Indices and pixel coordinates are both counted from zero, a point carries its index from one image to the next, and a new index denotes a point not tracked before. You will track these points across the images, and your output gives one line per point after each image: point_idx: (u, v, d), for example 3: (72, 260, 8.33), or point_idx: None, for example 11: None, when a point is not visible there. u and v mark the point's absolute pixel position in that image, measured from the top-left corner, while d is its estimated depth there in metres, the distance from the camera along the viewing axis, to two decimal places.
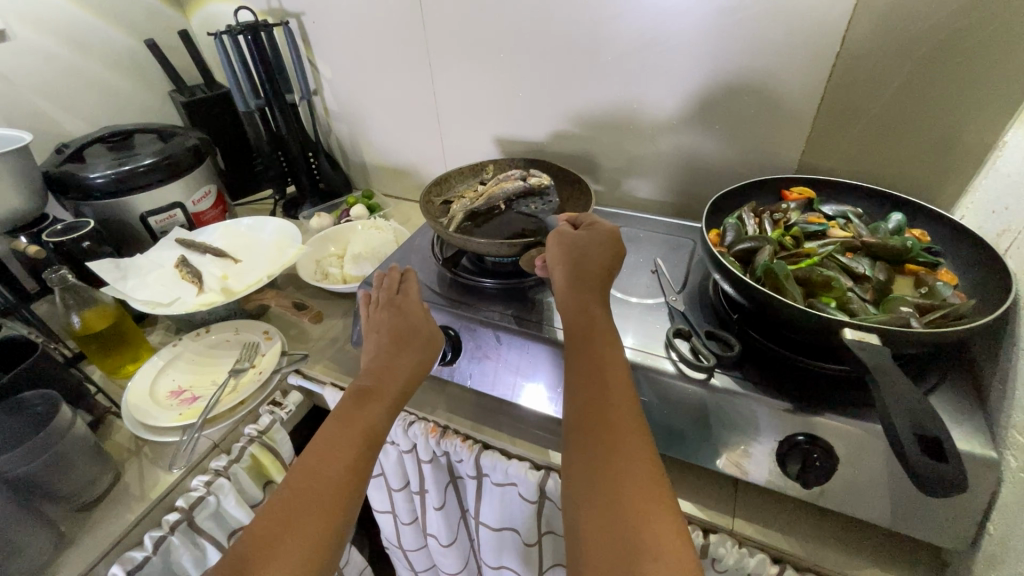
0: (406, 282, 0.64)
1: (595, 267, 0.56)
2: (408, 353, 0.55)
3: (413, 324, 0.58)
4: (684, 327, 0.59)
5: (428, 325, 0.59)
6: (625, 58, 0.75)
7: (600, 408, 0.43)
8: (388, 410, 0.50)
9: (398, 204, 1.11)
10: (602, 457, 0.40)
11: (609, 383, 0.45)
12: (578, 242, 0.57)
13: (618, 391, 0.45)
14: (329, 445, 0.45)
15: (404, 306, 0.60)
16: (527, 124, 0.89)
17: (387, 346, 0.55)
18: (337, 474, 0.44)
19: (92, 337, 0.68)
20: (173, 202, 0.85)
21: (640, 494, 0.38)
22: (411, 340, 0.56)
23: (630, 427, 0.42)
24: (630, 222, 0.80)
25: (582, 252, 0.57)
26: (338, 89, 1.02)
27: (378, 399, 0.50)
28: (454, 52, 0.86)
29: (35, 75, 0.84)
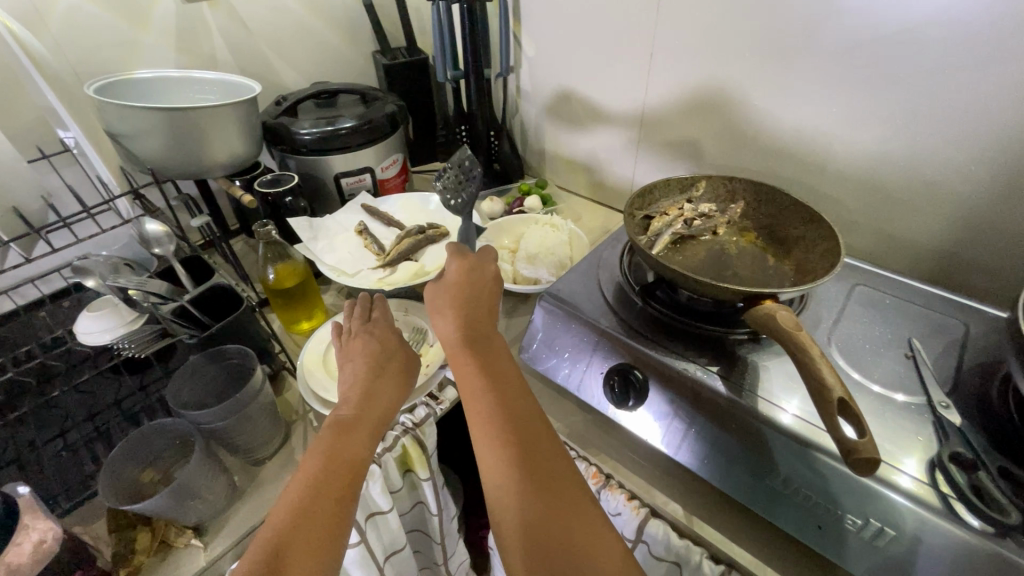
0: (380, 306, 0.60)
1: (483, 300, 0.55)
2: (388, 380, 0.52)
3: (391, 349, 0.55)
4: (964, 452, 0.45)
5: (404, 349, 0.56)
6: (922, 75, 0.58)
7: (526, 454, 0.44)
8: (371, 436, 0.47)
9: (569, 198, 1.04)
10: (537, 505, 0.42)
11: (527, 423, 0.46)
12: (454, 280, 0.57)
13: (536, 427, 0.46)
14: (315, 483, 0.41)
15: (381, 334, 0.56)
16: (752, 137, 0.75)
17: (365, 374, 0.51)
18: (327, 515, 0.40)
19: (281, 292, 0.71)
20: (364, 167, 0.86)
21: (580, 545, 0.40)
22: (388, 364, 0.53)
23: (557, 472, 0.44)
24: (871, 280, 0.64)
25: (468, 279, 0.57)
26: (537, 70, 0.95)
27: (360, 429, 0.47)
28: (684, 43, 0.74)
29: (269, 26, 0.88)
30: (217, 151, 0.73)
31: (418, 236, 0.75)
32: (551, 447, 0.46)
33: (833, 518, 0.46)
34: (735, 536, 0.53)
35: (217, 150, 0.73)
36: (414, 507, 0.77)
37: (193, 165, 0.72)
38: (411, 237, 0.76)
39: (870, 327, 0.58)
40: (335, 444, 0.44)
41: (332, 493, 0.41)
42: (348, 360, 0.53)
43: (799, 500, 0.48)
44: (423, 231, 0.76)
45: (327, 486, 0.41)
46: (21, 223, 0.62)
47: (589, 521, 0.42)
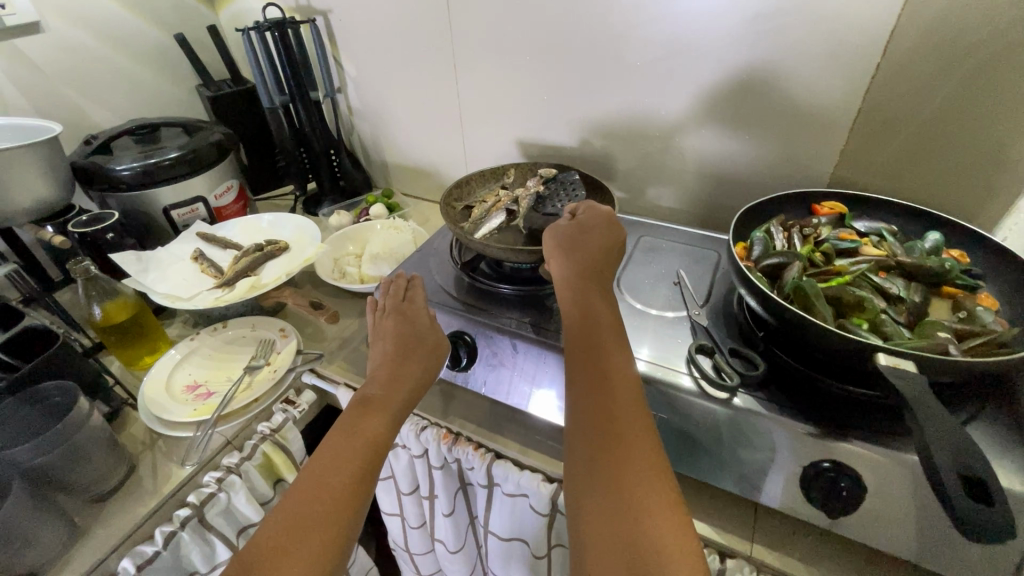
0: (412, 292, 0.65)
1: (601, 244, 0.60)
2: (411, 363, 0.55)
3: (420, 332, 0.59)
4: (706, 343, 0.57)
5: (435, 333, 0.59)
6: (654, 61, 0.73)
7: (596, 403, 0.44)
8: (391, 419, 0.50)
9: (417, 204, 1.11)
10: (601, 447, 0.41)
11: (610, 377, 0.46)
12: (581, 239, 0.60)
13: (619, 380, 0.45)
14: (338, 455, 0.45)
15: (409, 314, 0.61)
16: (552, 126, 0.87)
17: (391, 354, 0.56)
18: (345, 483, 0.44)
19: (112, 328, 0.69)
20: (195, 196, 0.86)
21: (633, 485, 0.38)
22: (416, 348, 0.57)
23: (625, 417, 0.42)
24: (653, 231, 0.78)
25: (589, 224, 0.62)
26: (363, 88, 1.02)
27: (385, 407, 0.51)
28: (480, 51, 0.85)
29: (66, 66, 0.85)
30: (19, 194, 0.70)
31: (259, 252, 0.79)
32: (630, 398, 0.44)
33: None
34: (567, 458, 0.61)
35: (17, 196, 0.69)
36: None
37: None
38: (252, 253, 0.79)
39: (649, 266, 0.71)
40: (359, 423, 0.48)
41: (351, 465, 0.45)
42: (380, 337, 0.59)
43: None
44: (261, 248, 0.80)
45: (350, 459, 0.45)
46: None
47: (647, 466, 0.39)
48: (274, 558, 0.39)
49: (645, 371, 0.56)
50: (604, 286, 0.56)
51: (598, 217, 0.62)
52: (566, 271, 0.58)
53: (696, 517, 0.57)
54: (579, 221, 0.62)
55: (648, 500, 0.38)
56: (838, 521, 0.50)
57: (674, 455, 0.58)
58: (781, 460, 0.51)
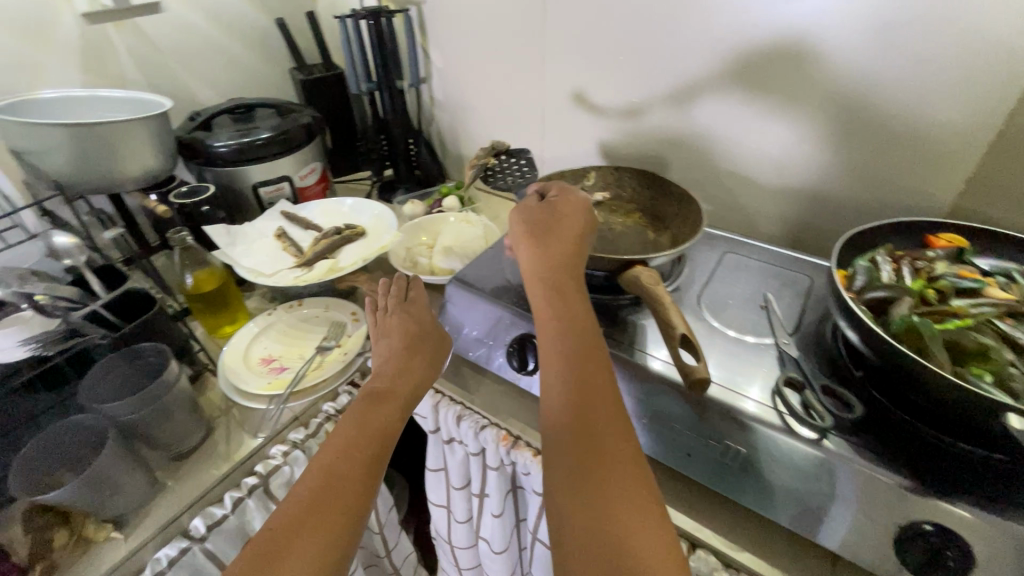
0: (411, 290, 0.65)
1: (578, 233, 0.56)
2: (418, 358, 0.56)
3: (426, 330, 0.60)
4: (795, 376, 0.53)
5: (440, 331, 0.61)
6: (758, 68, 0.69)
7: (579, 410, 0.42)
8: (399, 410, 0.50)
9: (488, 199, 1.11)
10: (583, 458, 0.40)
11: (591, 384, 0.44)
12: (555, 226, 0.56)
13: (600, 388, 0.44)
14: (348, 444, 0.45)
15: (412, 314, 0.61)
16: (636, 130, 0.84)
17: (399, 349, 0.57)
18: (354, 472, 0.43)
19: (200, 296, 0.72)
20: (282, 176, 0.89)
21: (616, 500, 0.38)
22: (422, 345, 0.58)
23: (608, 427, 0.41)
24: (739, 247, 0.74)
25: (563, 211, 0.58)
26: (447, 80, 1.02)
27: (395, 399, 0.51)
28: (570, 49, 0.83)
29: (179, 45, 0.91)
30: (130, 163, 0.74)
31: (331, 236, 0.80)
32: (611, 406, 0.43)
33: (696, 440, 0.54)
34: None
35: (129, 164, 0.74)
36: None
37: (105, 179, 0.74)
38: (325, 237, 0.81)
39: (733, 286, 0.67)
40: (367, 414, 0.48)
41: (361, 457, 0.44)
42: (387, 334, 0.60)
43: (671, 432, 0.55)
44: (339, 231, 0.82)
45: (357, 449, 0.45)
46: None
47: (631, 481, 0.39)
48: (284, 541, 0.38)
49: (723, 398, 0.52)
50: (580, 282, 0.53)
51: (574, 205, 0.58)
52: (540, 262, 0.54)
53: (764, 559, 0.53)
54: (552, 207, 0.58)
55: (631, 516, 0.37)
56: None
57: (733, 478, 0.52)
58: (865, 512, 0.46)
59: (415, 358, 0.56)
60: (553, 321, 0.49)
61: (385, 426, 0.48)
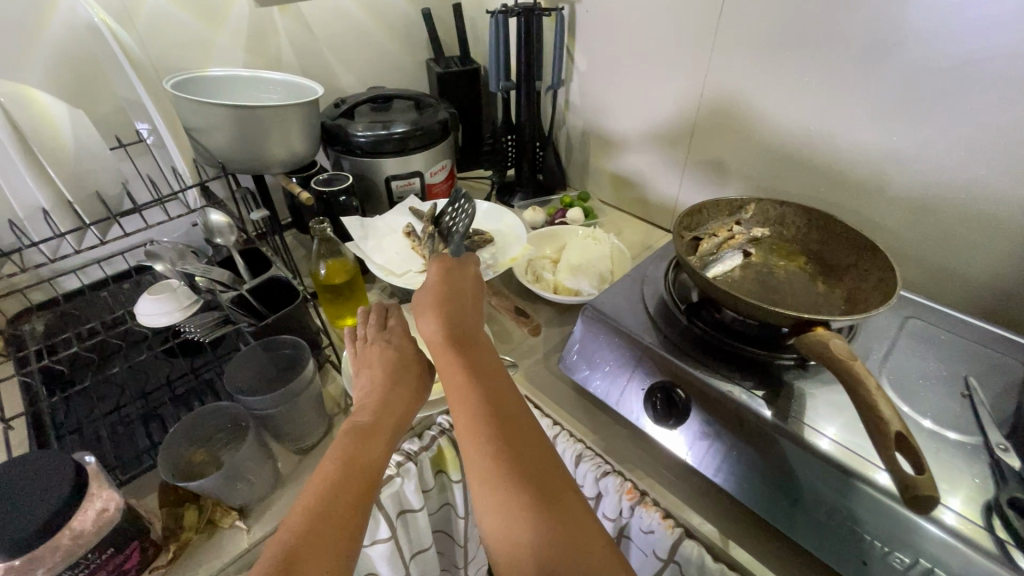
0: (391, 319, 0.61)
1: (471, 291, 0.58)
2: (403, 390, 0.52)
3: (409, 360, 0.55)
4: (1022, 497, 0.43)
5: (423, 361, 0.56)
6: (987, 107, 0.57)
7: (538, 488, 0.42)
8: (386, 444, 0.47)
9: (611, 212, 1.05)
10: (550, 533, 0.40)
11: (548, 457, 0.44)
12: (457, 280, 0.58)
13: (553, 461, 0.44)
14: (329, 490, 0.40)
15: (395, 345, 0.57)
16: (806, 160, 0.74)
17: (381, 381, 0.52)
18: (336, 522, 0.39)
19: (329, 287, 0.72)
20: (414, 171, 0.88)
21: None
22: (405, 376, 0.53)
23: (570, 509, 0.41)
24: (925, 313, 0.63)
25: (455, 269, 0.59)
26: (588, 84, 0.97)
27: (378, 435, 0.47)
28: (740, 65, 0.74)
29: (332, 31, 0.92)
30: (280, 148, 0.76)
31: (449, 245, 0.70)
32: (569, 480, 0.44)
33: (856, 538, 0.46)
34: (775, 566, 0.51)
35: (279, 149, 0.76)
36: (441, 508, 0.77)
37: (256, 161, 0.76)
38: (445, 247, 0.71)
39: (924, 361, 0.57)
40: (348, 455, 0.44)
41: (347, 501, 0.40)
42: (367, 366, 0.55)
43: (820, 524, 0.48)
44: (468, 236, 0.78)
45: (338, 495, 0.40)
46: (100, 206, 0.67)
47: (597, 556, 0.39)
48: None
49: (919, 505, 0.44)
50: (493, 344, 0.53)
51: (462, 263, 0.60)
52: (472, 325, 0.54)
53: None
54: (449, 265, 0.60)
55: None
56: None
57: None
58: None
59: (398, 390, 0.51)
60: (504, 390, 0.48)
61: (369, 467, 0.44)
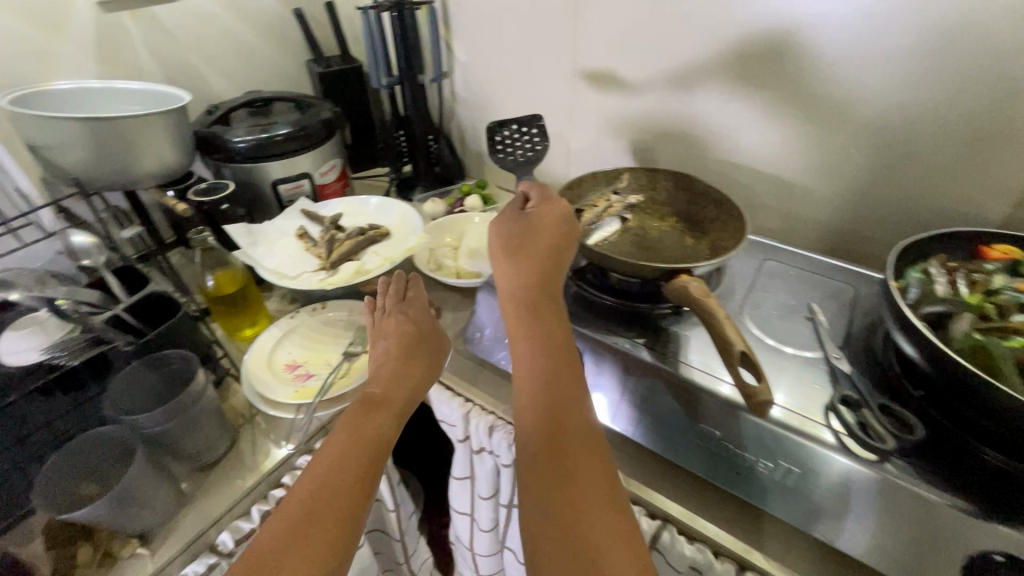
0: (411, 294, 0.65)
1: (545, 249, 0.57)
2: (415, 361, 0.56)
3: (424, 332, 0.60)
4: (852, 394, 0.51)
5: (438, 335, 0.61)
6: (805, 70, 0.66)
7: (552, 441, 0.44)
8: (397, 413, 0.49)
9: (509, 197, 1.08)
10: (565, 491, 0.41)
11: (572, 422, 0.45)
12: (536, 235, 0.58)
13: (579, 426, 0.45)
14: (343, 451, 0.43)
15: (414, 318, 0.61)
16: (671, 129, 0.81)
17: (394, 351, 0.56)
18: (347, 480, 0.41)
19: (221, 298, 0.70)
20: (302, 173, 0.86)
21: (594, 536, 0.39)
22: (418, 347, 0.58)
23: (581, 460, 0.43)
24: (778, 255, 0.72)
25: (532, 227, 0.58)
26: (470, 75, 0.99)
27: (389, 405, 0.49)
28: (605, 45, 0.80)
29: (195, 35, 0.88)
30: (148, 160, 0.72)
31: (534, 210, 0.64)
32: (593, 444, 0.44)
33: (736, 456, 0.52)
34: (671, 492, 0.57)
35: (147, 161, 0.71)
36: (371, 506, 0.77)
37: (122, 176, 0.71)
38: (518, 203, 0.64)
39: (777, 295, 0.65)
40: (363, 419, 0.47)
41: (357, 462, 0.43)
42: (383, 337, 0.59)
43: (705, 450, 0.54)
44: (363, 232, 0.79)
45: (351, 457, 0.43)
46: None
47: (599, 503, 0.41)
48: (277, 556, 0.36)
49: (776, 416, 0.50)
50: (557, 300, 0.55)
51: (553, 212, 0.59)
52: (511, 284, 0.55)
53: None
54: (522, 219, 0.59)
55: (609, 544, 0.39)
56: None
57: (766, 495, 0.51)
58: (910, 529, 0.45)
59: (411, 363, 0.55)
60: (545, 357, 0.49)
61: (381, 433, 0.46)
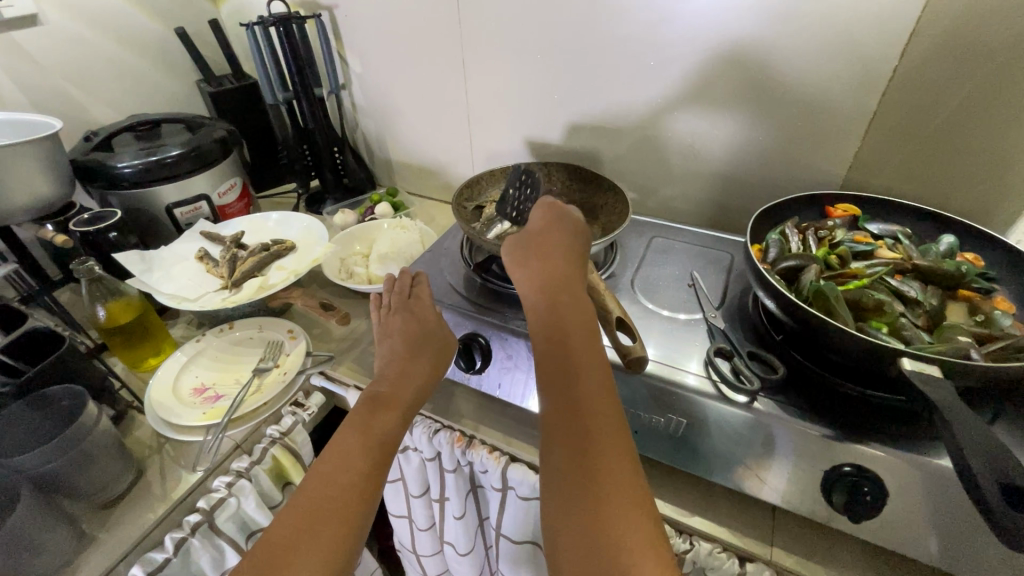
0: (418, 292, 0.64)
1: (559, 247, 0.53)
2: (419, 360, 0.55)
3: (427, 330, 0.58)
4: (724, 346, 0.57)
5: (443, 330, 0.59)
6: (668, 62, 0.73)
7: (564, 417, 0.41)
8: (400, 413, 0.49)
9: (422, 202, 1.10)
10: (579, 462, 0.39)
11: (584, 389, 0.42)
12: (538, 231, 0.55)
13: (591, 393, 0.42)
14: (343, 453, 0.44)
15: (420, 314, 0.60)
16: (563, 121, 0.86)
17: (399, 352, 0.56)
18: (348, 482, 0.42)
19: (116, 329, 0.67)
20: (199, 194, 0.84)
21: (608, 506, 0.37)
22: (422, 346, 0.56)
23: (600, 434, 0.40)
24: (665, 232, 0.79)
25: (545, 228, 0.55)
26: (368, 85, 1.00)
27: (391, 405, 0.50)
28: (490, 49, 0.84)
29: (64, 60, 0.84)
30: (19, 194, 0.68)
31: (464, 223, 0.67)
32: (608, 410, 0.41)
33: (636, 419, 0.57)
34: None
35: (17, 195, 0.68)
36: None
37: None
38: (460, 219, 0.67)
39: (664, 268, 0.71)
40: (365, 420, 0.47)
41: (356, 462, 0.43)
42: (388, 335, 0.58)
43: None
44: (267, 248, 0.78)
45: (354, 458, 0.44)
46: None
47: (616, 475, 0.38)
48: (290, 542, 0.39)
49: (650, 368, 0.55)
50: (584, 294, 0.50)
51: (545, 216, 0.56)
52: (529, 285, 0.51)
53: (712, 518, 0.56)
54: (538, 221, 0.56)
55: (622, 512, 0.36)
56: (859, 526, 0.48)
57: (671, 451, 0.57)
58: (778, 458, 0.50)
59: (414, 362, 0.55)
60: (544, 330, 0.46)
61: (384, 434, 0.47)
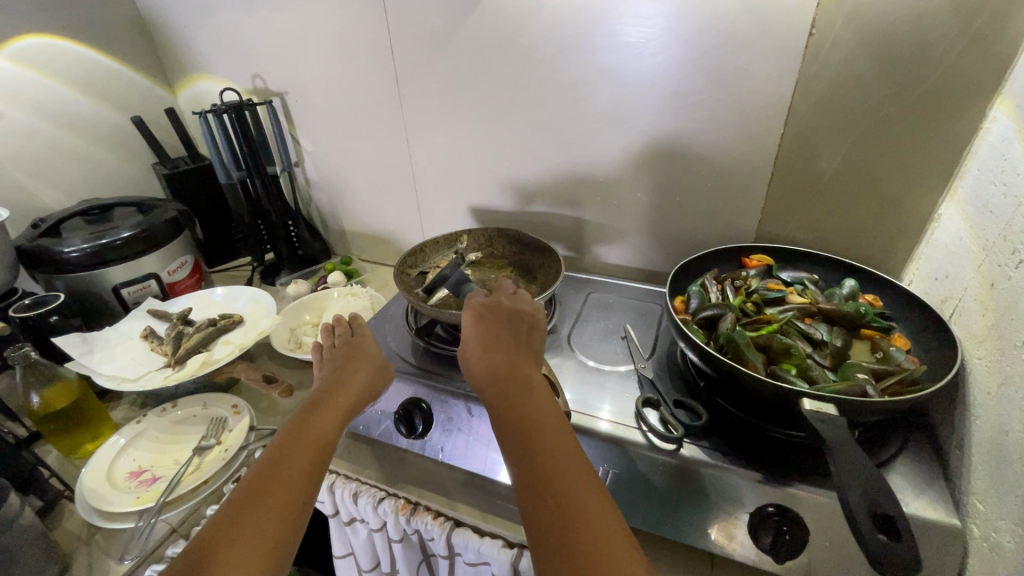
0: (356, 329, 0.68)
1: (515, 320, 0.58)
2: (360, 373, 0.59)
3: (367, 353, 0.63)
4: (652, 396, 0.59)
5: (381, 353, 0.64)
6: (591, 134, 0.80)
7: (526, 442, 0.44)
8: (342, 417, 0.53)
9: (376, 269, 1.13)
10: (534, 474, 0.41)
11: (534, 412, 0.46)
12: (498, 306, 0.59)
13: (554, 426, 0.45)
14: (288, 446, 0.47)
15: (360, 344, 0.64)
16: (503, 189, 0.92)
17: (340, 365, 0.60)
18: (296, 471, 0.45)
19: (51, 415, 0.66)
20: (147, 274, 0.85)
21: (579, 498, 0.39)
22: (362, 363, 0.61)
23: (564, 450, 0.43)
24: (600, 289, 0.84)
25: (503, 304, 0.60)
26: (319, 161, 1.06)
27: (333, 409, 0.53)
28: (430, 127, 0.90)
29: (17, 152, 0.87)
30: None
31: (410, 300, 0.70)
32: (556, 421, 0.46)
33: None
34: None
35: None
36: None
37: None
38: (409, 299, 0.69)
39: (599, 323, 0.75)
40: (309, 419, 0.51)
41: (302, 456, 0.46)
42: (330, 356, 0.62)
43: None
44: (214, 323, 0.80)
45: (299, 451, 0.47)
46: None
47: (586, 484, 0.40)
48: (228, 532, 0.40)
49: (607, 431, 0.57)
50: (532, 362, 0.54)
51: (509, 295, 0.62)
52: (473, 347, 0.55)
53: None
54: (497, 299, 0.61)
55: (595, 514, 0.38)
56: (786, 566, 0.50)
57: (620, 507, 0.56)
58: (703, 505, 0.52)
59: (356, 373, 0.59)
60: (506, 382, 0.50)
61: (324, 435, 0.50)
